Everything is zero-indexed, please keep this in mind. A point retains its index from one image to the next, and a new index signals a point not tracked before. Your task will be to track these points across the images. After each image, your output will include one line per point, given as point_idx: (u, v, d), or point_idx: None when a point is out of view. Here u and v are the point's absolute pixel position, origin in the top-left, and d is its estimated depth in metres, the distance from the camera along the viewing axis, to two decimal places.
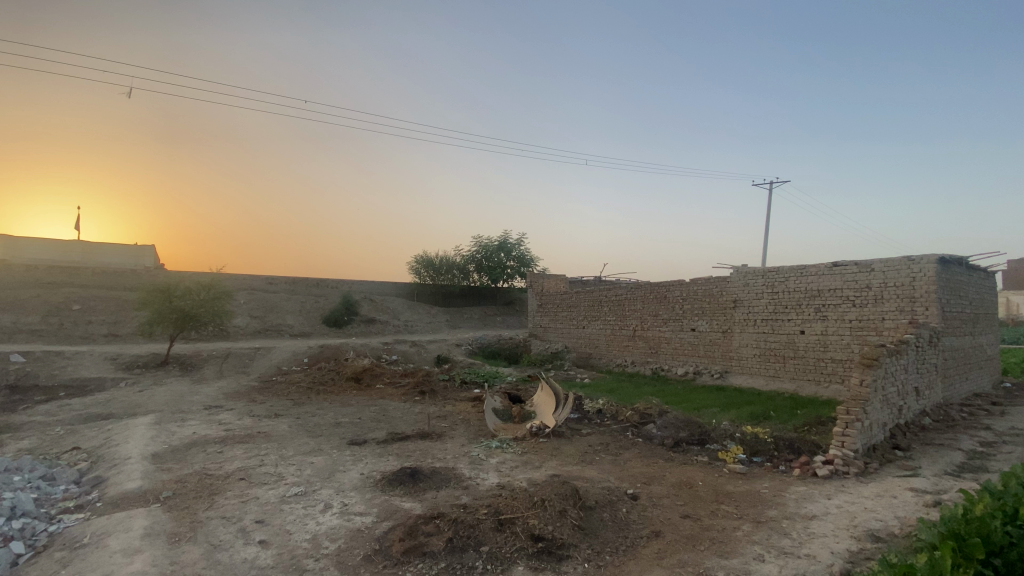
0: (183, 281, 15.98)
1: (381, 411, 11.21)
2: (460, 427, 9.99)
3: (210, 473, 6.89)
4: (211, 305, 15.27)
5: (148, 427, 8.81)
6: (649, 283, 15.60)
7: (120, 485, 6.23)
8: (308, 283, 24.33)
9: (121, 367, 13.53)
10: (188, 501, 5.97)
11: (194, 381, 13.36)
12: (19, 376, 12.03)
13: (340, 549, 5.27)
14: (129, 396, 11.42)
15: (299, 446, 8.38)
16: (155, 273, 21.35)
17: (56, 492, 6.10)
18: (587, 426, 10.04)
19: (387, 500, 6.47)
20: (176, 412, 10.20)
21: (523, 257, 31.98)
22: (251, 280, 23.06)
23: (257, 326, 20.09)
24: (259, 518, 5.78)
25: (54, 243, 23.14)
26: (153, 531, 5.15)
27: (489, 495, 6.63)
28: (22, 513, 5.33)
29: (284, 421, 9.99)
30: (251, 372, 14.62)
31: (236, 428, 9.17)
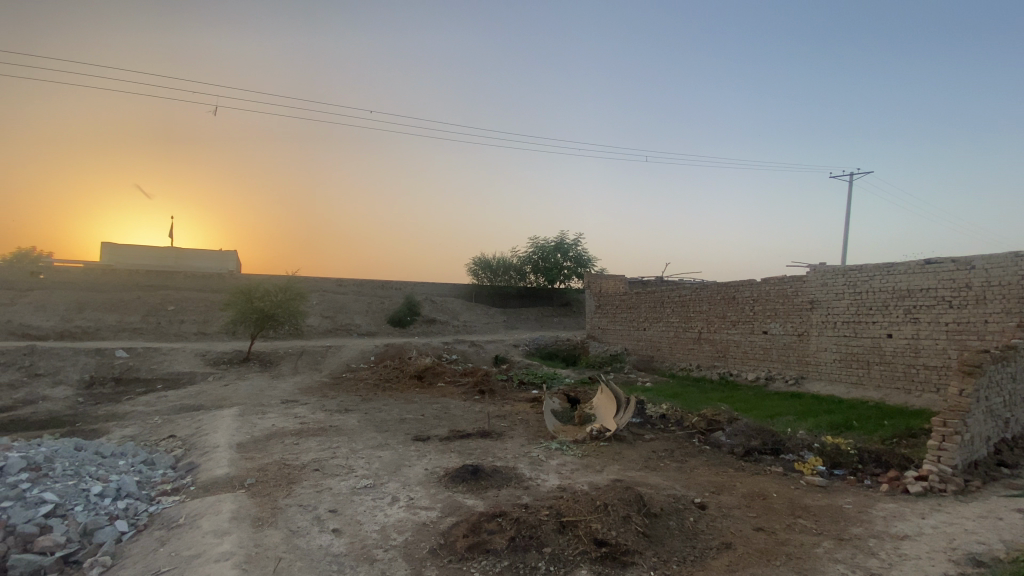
0: (262, 283, 17.17)
1: (442, 409, 11.47)
2: (520, 427, 10.03)
3: (288, 463, 7.34)
4: (287, 305, 16.29)
5: (233, 418, 9.53)
6: (716, 283, 14.96)
7: (210, 471, 6.77)
8: (373, 284, 25.39)
9: (209, 362, 14.74)
10: (268, 488, 6.38)
11: (271, 377, 14.31)
12: (125, 369, 13.41)
13: (408, 542, 5.43)
14: (216, 389, 12.41)
15: (367, 440, 8.75)
16: (237, 276, 23.08)
17: (155, 476, 6.72)
18: (650, 431, 9.76)
19: (450, 496, 6.60)
20: (257, 405, 10.97)
21: (581, 257, 31.70)
22: (321, 282, 24.39)
23: (327, 326, 21.21)
24: (332, 507, 6.07)
25: (152, 249, 25.62)
26: (240, 514, 5.55)
27: (551, 496, 6.60)
28: (127, 494, 5.91)
29: (352, 416, 10.46)
30: (322, 369, 15.45)
31: (310, 422, 9.72)
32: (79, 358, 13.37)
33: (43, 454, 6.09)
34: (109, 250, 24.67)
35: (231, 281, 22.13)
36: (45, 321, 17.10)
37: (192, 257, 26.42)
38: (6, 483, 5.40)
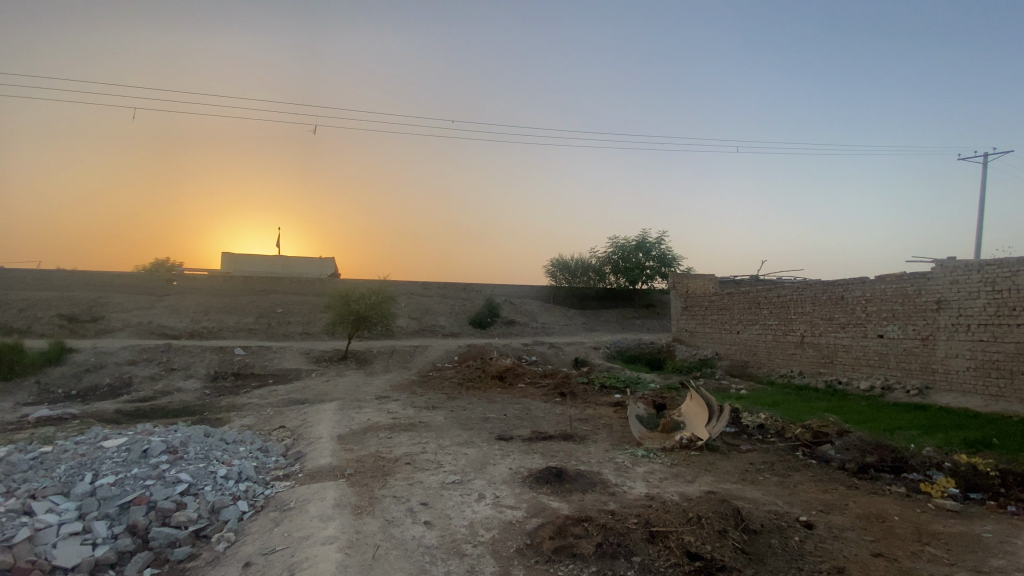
0: (357, 287, 18.41)
1: (525, 410, 11.57)
2: (604, 431, 9.84)
3: (382, 456, 7.78)
4: (379, 308, 17.31)
5: (333, 412, 10.30)
6: (820, 282, 13.71)
7: (314, 460, 7.35)
8: (457, 286, 26.24)
9: (311, 360, 16.05)
10: (365, 479, 6.80)
11: (365, 374, 15.29)
12: (242, 365, 15.01)
13: (495, 539, 5.52)
14: (318, 385, 13.48)
15: (454, 437, 9.04)
16: (335, 281, 24.96)
17: (270, 462, 7.44)
18: (747, 442, 9.13)
19: (535, 497, 6.62)
20: (354, 400, 11.76)
21: (665, 257, 30.62)
22: (409, 285, 25.66)
23: (414, 327, 22.27)
24: (423, 500, 6.33)
25: (264, 257, 28.49)
26: (342, 502, 5.96)
27: (638, 504, 6.39)
28: (246, 477, 6.59)
29: (439, 413, 10.87)
30: (411, 368, 16.23)
31: (401, 417, 10.25)
32: (206, 355, 15.16)
33: (179, 438, 6.92)
34: (229, 258, 27.82)
35: (329, 285, 23.97)
36: (180, 322, 19.60)
37: (296, 263, 29.00)
38: (151, 462, 6.19)
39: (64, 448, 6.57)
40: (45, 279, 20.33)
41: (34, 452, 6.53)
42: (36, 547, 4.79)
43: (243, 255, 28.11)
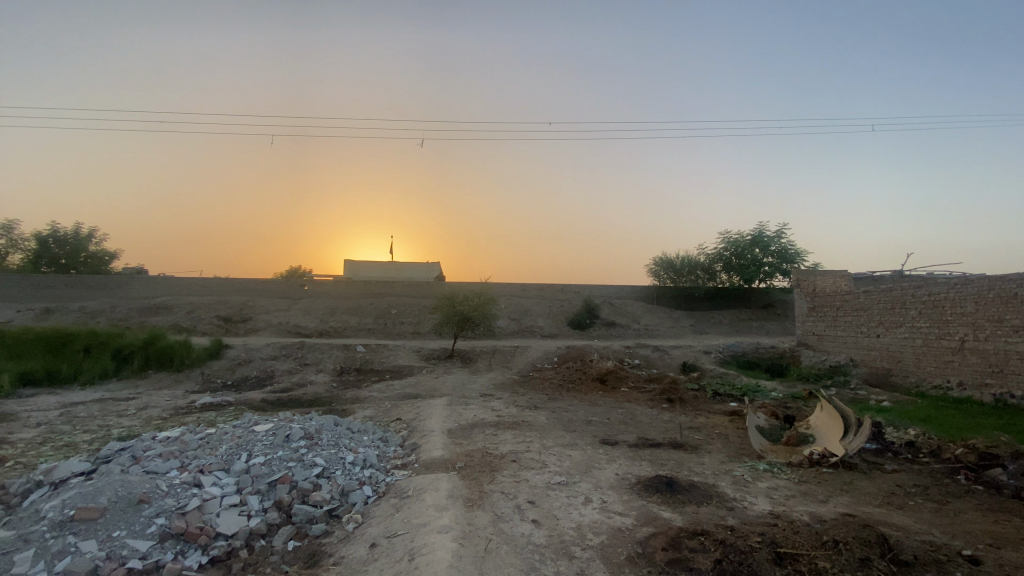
0: (461, 289, 19.23)
1: (630, 414, 11.24)
2: (717, 441, 9.24)
3: (490, 452, 8.01)
4: (483, 309, 17.93)
5: (442, 407, 10.84)
6: (986, 278, 11.64)
7: (428, 452, 7.78)
8: (557, 287, 26.31)
9: (422, 357, 17.07)
10: (475, 473, 7.05)
11: (470, 372, 15.92)
12: (362, 361, 16.41)
13: (604, 544, 5.41)
14: (429, 381, 14.29)
15: (558, 438, 9.05)
16: (441, 283, 26.33)
17: (390, 451, 8.03)
18: (892, 462, 8.01)
19: (645, 505, 6.38)
20: (461, 397, 12.29)
21: (785, 253, 28.21)
22: (510, 287, 26.24)
23: (515, 328, 22.75)
24: (530, 499, 6.41)
25: (378, 263, 30.91)
26: (454, 494, 6.24)
27: (761, 522, 5.89)
28: (370, 464, 7.18)
29: (542, 413, 10.96)
30: (513, 367, 16.57)
31: (506, 415, 10.49)
32: (332, 351, 16.79)
33: (314, 426, 7.72)
34: (349, 264, 30.59)
35: (436, 288, 25.32)
36: (310, 322, 21.96)
37: (406, 268, 31.07)
38: (293, 446, 6.97)
39: (224, 430, 7.62)
40: (207, 285, 23.94)
41: (202, 433, 7.64)
42: (205, 515, 5.51)
43: (361, 262, 30.74)
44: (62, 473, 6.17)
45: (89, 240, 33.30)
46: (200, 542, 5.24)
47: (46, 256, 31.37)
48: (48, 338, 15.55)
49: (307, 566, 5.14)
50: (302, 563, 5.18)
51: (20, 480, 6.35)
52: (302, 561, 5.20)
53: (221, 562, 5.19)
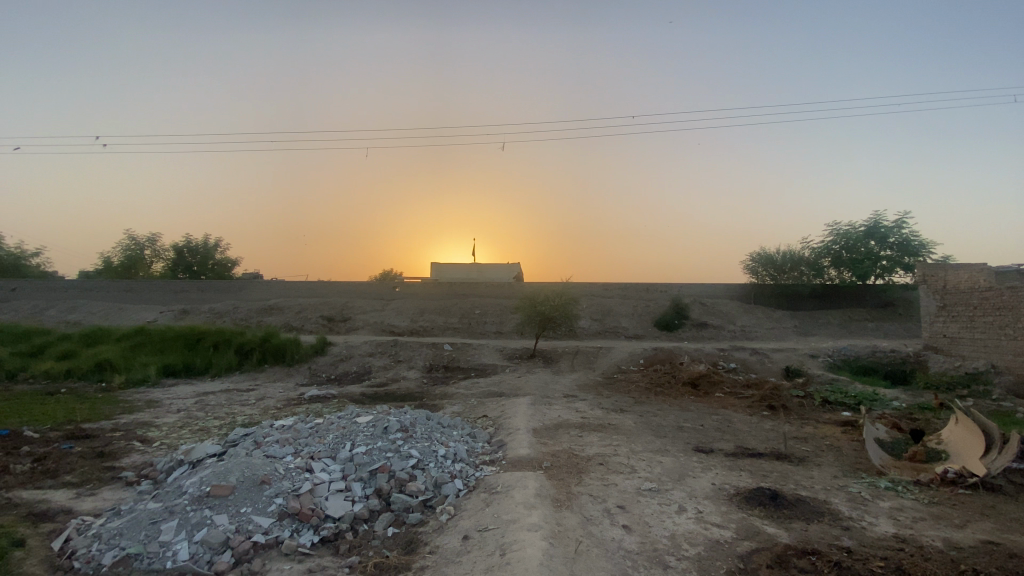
0: (544, 289, 19.28)
1: (725, 421, 10.60)
2: (827, 454, 8.42)
3: (576, 453, 7.94)
4: (566, 309, 17.86)
5: (527, 406, 10.93)
6: None
7: (515, 450, 7.88)
8: (642, 287, 25.51)
9: (506, 356, 17.35)
10: (562, 473, 7.02)
11: (554, 372, 15.90)
12: (449, 359, 17.03)
13: (701, 556, 5.14)
14: (513, 380, 14.48)
15: (647, 443, 8.76)
16: (523, 283, 26.60)
17: (478, 447, 8.24)
18: None
19: (745, 518, 5.97)
20: (545, 397, 12.31)
21: (907, 245, 25.15)
22: (592, 286, 25.88)
23: (599, 328, 22.40)
24: (620, 503, 6.25)
25: (462, 264, 31.94)
26: (542, 493, 6.25)
27: (884, 545, 5.27)
28: (460, 459, 7.42)
29: (629, 416, 10.67)
30: (597, 368, 16.31)
31: (591, 417, 10.35)
32: (422, 349, 17.61)
33: (408, 420, 8.14)
34: (436, 267, 31.91)
35: (518, 288, 25.64)
36: (401, 322, 23.22)
37: (488, 269, 31.80)
38: (390, 438, 7.39)
39: (330, 420, 8.26)
40: (311, 287, 26.17)
41: (311, 422, 8.35)
42: (315, 498, 6.00)
43: (447, 264, 31.96)
44: (199, 454, 7.04)
45: (216, 250, 37.82)
46: (312, 523, 5.71)
47: (183, 265, 36.11)
48: (186, 335, 17.87)
49: (406, 552, 5.42)
50: (400, 549, 5.47)
51: (167, 459, 7.34)
52: (401, 547, 5.50)
53: (330, 542, 5.62)
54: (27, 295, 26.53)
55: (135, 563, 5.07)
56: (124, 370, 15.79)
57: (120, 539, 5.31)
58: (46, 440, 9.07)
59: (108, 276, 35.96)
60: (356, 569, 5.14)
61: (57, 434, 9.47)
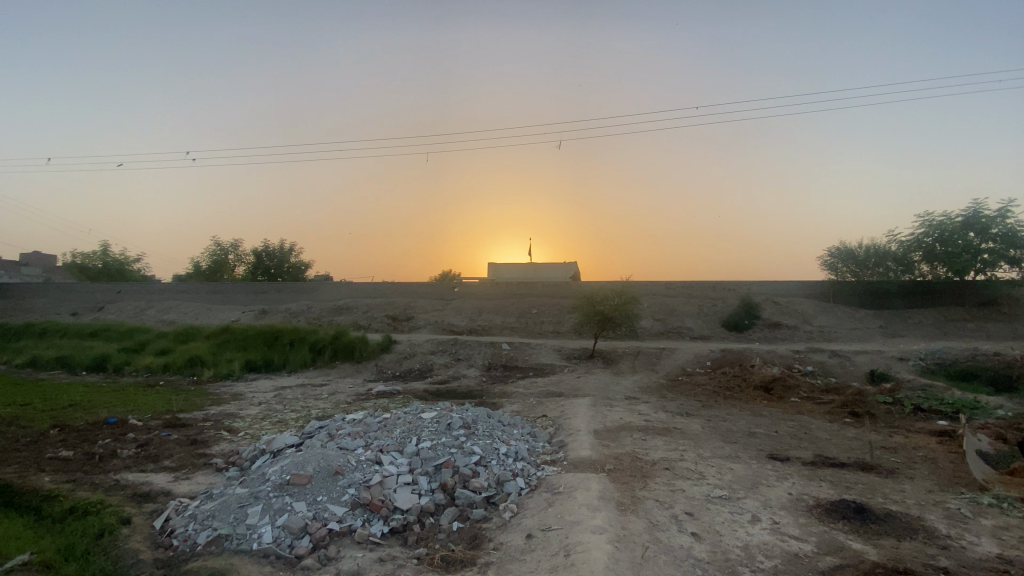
0: (603, 289, 18.98)
1: (801, 428, 9.96)
2: (920, 466, 7.70)
3: (640, 457, 7.75)
4: (626, 309, 17.50)
5: (588, 407, 10.80)
6: None
7: (577, 451, 7.80)
8: (706, 286, 24.50)
9: (565, 356, 17.24)
10: (626, 477, 6.87)
11: (615, 373, 15.61)
12: (508, 358, 17.17)
13: (778, 570, 4.85)
14: (572, 380, 14.36)
15: (715, 449, 8.39)
16: (582, 283, 26.34)
17: (539, 446, 8.24)
18: None
19: (826, 532, 5.57)
20: (606, 398, 12.11)
21: (1014, 236, 22.50)
22: (653, 285, 25.18)
23: (661, 328, 21.76)
24: (688, 510, 6.04)
25: (519, 265, 32.09)
26: (606, 495, 6.15)
27: (991, 569, 4.75)
28: (522, 457, 7.47)
29: (696, 421, 10.27)
30: (660, 370, 15.84)
31: (655, 420, 10.06)
32: (481, 348, 17.87)
33: (470, 417, 8.29)
34: (493, 267, 32.28)
35: (576, 288, 25.41)
36: (461, 321, 23.70)
37: (545, 269, 31.75)
38: (453, 434, 7.56)
39: (396, 416, 8.57)
40: (376, 288, 27.30)
41: (379, 417, 8.70)
42: (385, 490, 6.24)
43: (504, 264, 32.23)
44: (279, 444, 7.53)
45: (290, 254, 40.34)
46: (382, 513, 5.95)
47: (261, 268, 38.82)
48: (265, 333, 19.21)
49: (471, 546, 5.52)
50: (466, 543, 5.58)
51: (251, 448, 7.91)
52: (466, 542, 5.61)
53: (398, 533, 5.82)
54: (131, 296, 29.56)
55: (226, 543, 5.50)
56: (213, 364, 17.21)
57: (212, 520, 5.78)
58: (149, 427, 10.06)
59: (197, 278, 39.30)
60: (424, 560, 5.30)
61: (157, 422, 10.47)
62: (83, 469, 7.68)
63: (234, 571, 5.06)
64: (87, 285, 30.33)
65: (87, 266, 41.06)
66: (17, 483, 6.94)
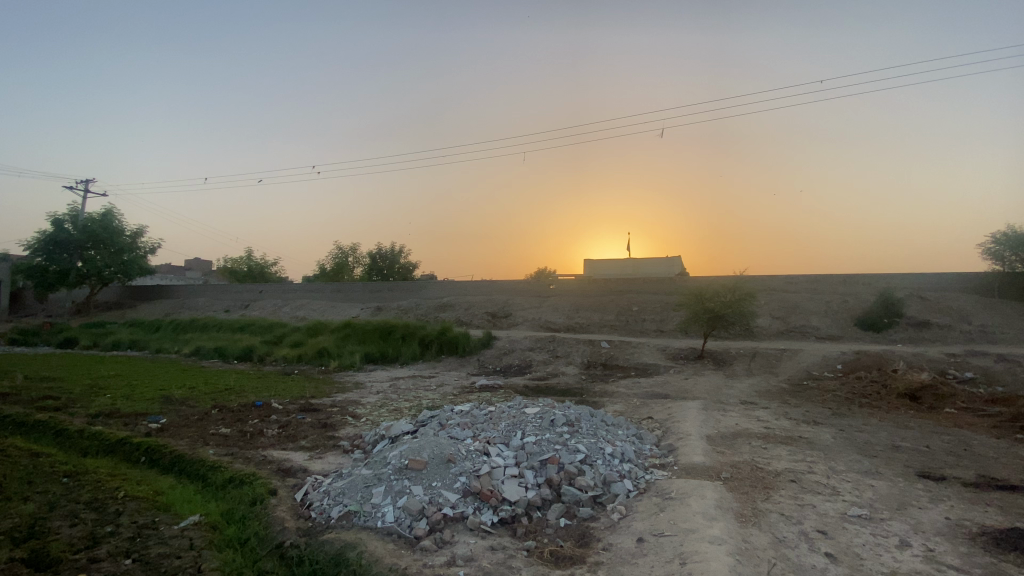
0: (712, 284, 17.84)
1: (960, 443, 8.54)
2: None
3: (761, 467, 7.16)
4: (738, 306, 16.31)
5: (698, 410, 10.22)
6: None
7: (688, 456, 7.41)
8: (833, 280, 21.98)
9: (670, 356, 16.51)
10: (745, 487, 6.39)
11: (727, 375, 14.61)
12: (609, 356, 16.83)
13: None
14: (679, 382, 13.69)
15: (850, 462, 7.49)
16: (686, 278, 25.00)
17: (646, 449, 7.95)
18: None
19: (1000, 567, 4.71)
20: (718, 402, 11.38)
21: None
22: (768, 280, 23.18)
23: (780, 328, 19.95)
24: (820, 527, 5.45)
25: (617, 261, 31.32)
26: (723, 505, 5.77)
27: None
28: (629, 459, 7.27)
29: (825, 430, 9.26)
30: (779, 373, 14.52)
31: (776, 428, 9.24)
32: (580, 346, 17.74)
33: (574, 414, 8.24)
34: (590, 264, 31.84)
35: (680, 284, 24.19)
36: (559, 318, 23.74)
37: (644, 265, 30.63)
38: (558, 430, 7.55)
39: (501, 409, 8.78)
40: (477, 286, 28.30)
41: (485, 410, 8.98)
42: (493, 480, 6.43)
43: (602, 261, 31.64)
44: (396, 430, 8.10)
45: (400, 255, 43.27)
46: (491, 503, 6.12)
47: (375, 269, 42.09)
48: (380, 328, 20.83)
49: (580, 544, 5.49)
50: (574, 541, 5.56)
51: (371, 433, 8.61)
52: (574, 539, 5.58)
53: (508, 523, 5.96)
54: (270, 295, 33.69)
55: (355, 518, 6.03)
56: (337, 356, 19.05)
57: (343, 497, 6.37)
58: (286, 410, 11.38)
59: (322, 279, 43.70)
60: (533, 553, 5.36)
61: (293, 406, 11.81)
62: (238, 445, 8.90)
63: (363, 544, 5.52)
64: (236, 286, 35.13)
65: (236, 269, 47.56)
66: (190, 453, 8.23)
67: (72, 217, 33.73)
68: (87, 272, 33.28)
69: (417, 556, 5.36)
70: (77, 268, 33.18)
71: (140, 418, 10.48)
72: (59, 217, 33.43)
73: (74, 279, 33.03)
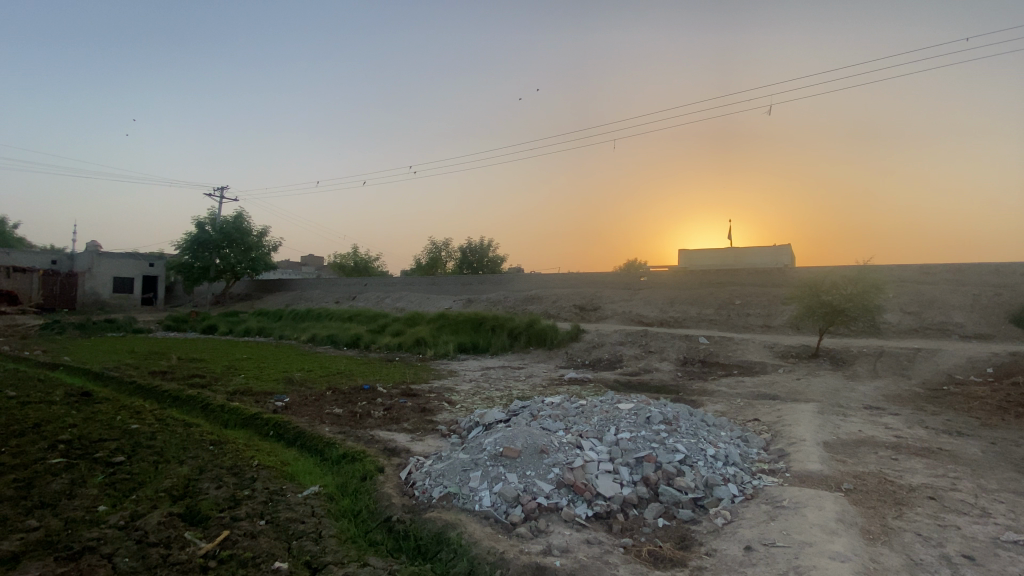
0: (828, 275, 16.15)
1: None
2: None
3: (890, 480, 6.36)
4: (861, 299, 14.61)
5: (813, 414, 9.34)
6: None
7: (802, 463, 6.79)
8: (982, 269, 18.83)
9: (777, 355, 15.28)
10: (871, 500, 5.73)
11: (846, 377, 13.19)
12: (709, 353, 15.94)
13: None
14: (788, 382, 12.63)
15: (1006, 480, 6.41)
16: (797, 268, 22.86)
17: (753, 453, 7.41)
18: None
19: None
20: (838, 406, 10.31)
21: None
22: (899, 271, 20.48)
23: (912, 325, 17.60)
24: (965, 552, 4.74)
25: (718, 250, 29.52)
26: (846, 518, 5.22)
27: None
28: (733, 462, 6.84)
29: (974, 443, 7.98)
30: (911, 377, 12.80)
31: (910, 438, 8.14)
32: (675, 341, 17.00)
33: (671, 413, 7.89)
34: (687, 254, 30.34)
35: (790, 274, 22.11)
36: (651, 312, 22.99)
37: (749, 255, 28.56)
38: (654, 428, 7.30)
39: (594, 403, 8.65)
40: (566, 278, 28.20)
41: (577, 403, 8.93)
42: (587, 474, 6.39)
43: (699, 251, 29.97)
44: (490, 419, 8.33)
45: (490, 248, 44.48)
46: (585, 496, 6.09)
47: (466, 263, 43.61)
48: (472, 319, 21.58)
49: (680, 547, 5.28)
50: (674, 543, 5.36)
51: (467, 420, 8.95)
52: (673, 541, 5.39)
53: (603, 518, 5.88)
54: (373, 288, 36.25)
55: (454, 500, 6.30)
56: (432, 345, 19.99)
57: (443, 479, 6.68)
58: (391, 394, 12.22)
59: (419, 273, 46.28)
60: (630, 551, 5.25)
61: (396, 391, 12.61)
62: (349, 424, 9.72)
63: (462, 525, 5.75)
64: (344, 280, 38.32)
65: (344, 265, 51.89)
66: (309, 431, 9.13)
67: (211, 221, 38.79)
68: (223, 268, 38.13)
69: (513, 542, 5.48)
70: (216, 265, 38.15)
71: (268, 396, 11.87)
72: (202, 221, 38.58)
73: (213, 275, 38.02)
